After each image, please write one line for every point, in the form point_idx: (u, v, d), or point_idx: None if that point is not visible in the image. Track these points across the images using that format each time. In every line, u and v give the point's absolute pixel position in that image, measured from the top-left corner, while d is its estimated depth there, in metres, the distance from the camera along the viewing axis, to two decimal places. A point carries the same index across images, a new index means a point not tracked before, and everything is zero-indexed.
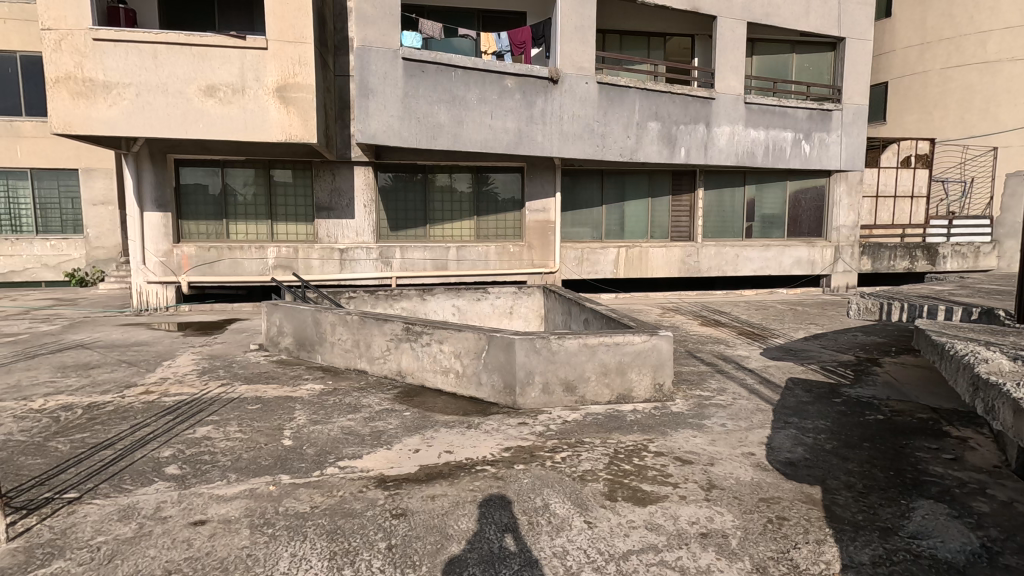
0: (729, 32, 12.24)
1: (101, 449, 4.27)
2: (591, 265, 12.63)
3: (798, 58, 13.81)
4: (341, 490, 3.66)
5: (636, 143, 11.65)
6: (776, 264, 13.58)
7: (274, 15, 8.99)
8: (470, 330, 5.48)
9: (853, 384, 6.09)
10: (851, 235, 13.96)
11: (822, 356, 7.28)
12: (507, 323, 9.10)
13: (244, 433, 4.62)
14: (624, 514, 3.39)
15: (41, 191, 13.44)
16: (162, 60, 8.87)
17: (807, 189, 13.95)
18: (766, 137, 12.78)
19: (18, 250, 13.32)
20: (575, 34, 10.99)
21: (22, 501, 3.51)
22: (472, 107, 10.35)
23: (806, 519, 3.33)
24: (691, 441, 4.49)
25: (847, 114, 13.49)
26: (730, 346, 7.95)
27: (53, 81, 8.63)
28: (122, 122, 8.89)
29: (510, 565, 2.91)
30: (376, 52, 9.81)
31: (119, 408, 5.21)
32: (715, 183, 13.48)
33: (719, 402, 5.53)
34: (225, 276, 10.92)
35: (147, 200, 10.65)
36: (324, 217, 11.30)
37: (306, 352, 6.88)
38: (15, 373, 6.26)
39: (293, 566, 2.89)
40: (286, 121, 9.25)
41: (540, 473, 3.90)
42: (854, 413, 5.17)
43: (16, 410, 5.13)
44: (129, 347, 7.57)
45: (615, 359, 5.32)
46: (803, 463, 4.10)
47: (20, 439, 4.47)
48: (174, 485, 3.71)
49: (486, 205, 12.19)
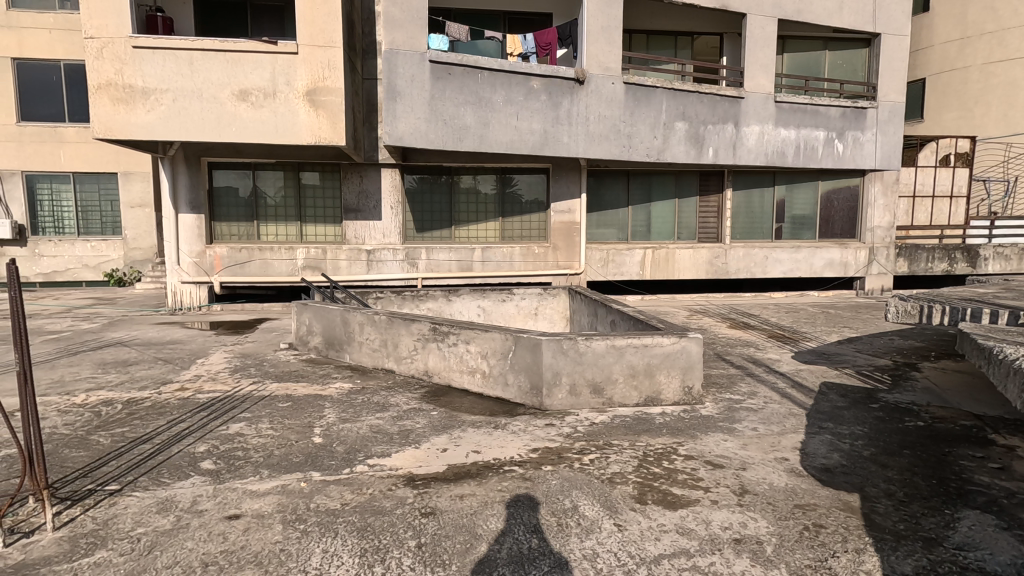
0: (758, 29, 12.04)
1: (140, 444, 4.40)
2: (617, 266, 12.55)
3: (831, 55, 13.50)
4: (370, 487, 3.70)
5: (663, 143, 11.52)
6: (807, 265, 13.26)
7: (304, 21, 9.19)
8: (497, 330, 5.49)
9: (890, 389, 5.89)
10: (886, 236, 13.58)
11: (857, 361, 7.07)
12: (533, 324, 9.05)
13: (275, 430, 4.70)
14: (655, 517, 3.34)
15: (82, 194, 13.94)
16: (197, 66, 9.10)
17: (840, 189, 13.59)
18: (797, 137, 12.52)
19: (61, 251, 13.84)
20: (602, 34, 10.93)
21: (67, 491, 3.63)
22: (498, 108, 10.38)
23: (844, 527, 3.23)
24: (723, 445, 4.42)
25: (883, 111, 13.09)
26: (760, 349, 7.79)
27: (95, 88, 8.92)
28: (159, 126, 9.16)
29: (540, 566, 2.90)
30: (403, 55, 9.94)
31: (157, 404, 5.36)
32: (743, 183, 13.25)
33: (751, 406, 5.41)
34: (256, 277, 11.16)
35: (182, 202, 10.95)
36: (352, 218, 11.47)
37: (335, 351, 6.97)
38: (59, 369, 6.48)
39: (325, 561, 2.93)
40: (315, 123, 9.41)
41: (569, 474, 3.88)
42: (892, 419, 5.01)
43: (60, 404, 5.32)
44: (164, 346, 7.75)
45: (644, 360, 5.26)
46: (839, 470, 3.99)
47: (65, 432, 4.63)
48: (209, 480, 3.79)
49: (511, 206, 12.20)
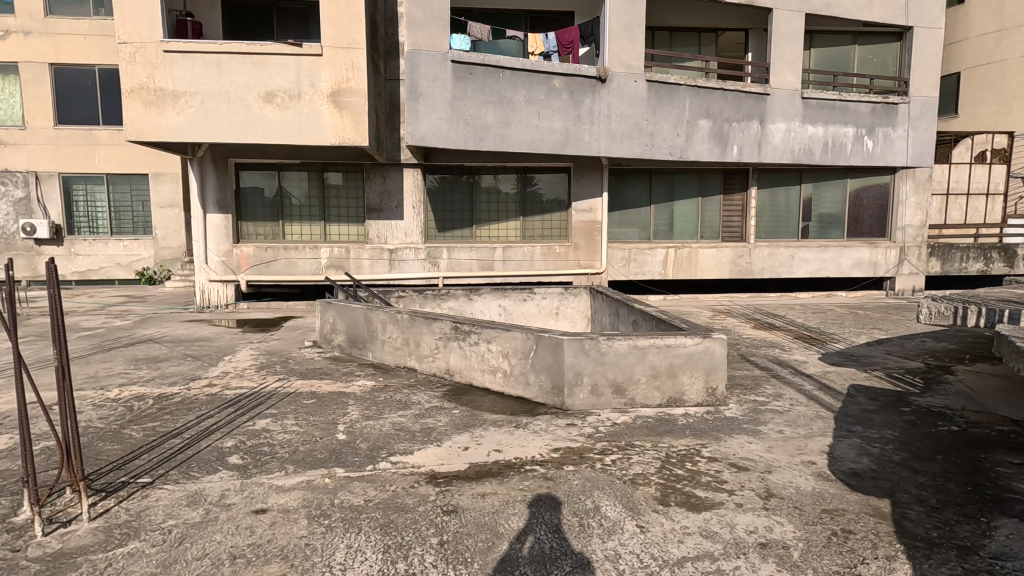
0: (785, 24, 11.80)
1: (171, 438, 4.51)
2: (639, 266, 12.46)
3: (861, 49, 13.17)
4: (393, 484, 3.74)
5: (686, 141, 11.38)
6: (835, 265, 12.96)
7: (328, 23, 9.32)
8: (518, 330, 5.50)
9: (922, 393, 5.73)
10: (918, 235, 13.20)
11: (887, 363, 6.90)
12: (554, 323, 9.03)
13: (301, 427, 4.78)
14: (678, 520, 3.31)
15: (115, 195, 14.34)
16: (225, 68, 9.29)
17: (870, 187, 13.28)
18: (824, 134, 12.25)
19: (95, 250, 14.26)
20: (624, 32, 10.85)
21: (102, 483, 3.75)
22: (519, 107, 10.37)
23: (874, 534, 3.16)
24: (747, 447, 4.35)
25: (915, 107, 12.72)
26: (786, 350, 7.66)
27: (128, 91, 9.18)
28: (188, 128, 9.38)
29: (562, 566, 2.89)
30: (425, 55, 10.00)
31: (186, 399, 5.50)
32: (769, 181, 13.02)
33: (776, 408, 5.32)
34: (282, 276, 11.36)
35: (210, 202, 11.17)
36: (375, 218, 11.60)
37: (358, 349, 7.06)
38: (93, 365, 6.68)
39: (349, 557, 2.97)
40: (338, 124, 9.54)
41: (590, 474, 3.86)
42: (924, 423, 4.87)
43: (94, 398, 5.49)
44: (193, 342, 7.95)
45: (666, 361, 5.21)
46: (868, 475, 3.89)
47: (100, 425, 4.78)
48: (237, 474, 3.88)
49: (532, 206, 12.19)
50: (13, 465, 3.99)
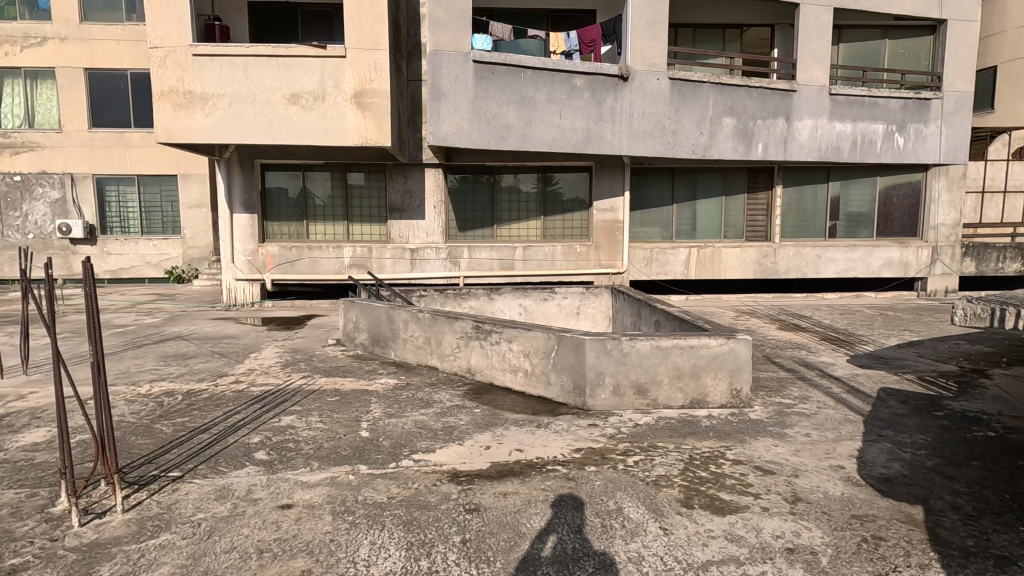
0: (813, 19, 11.57)
1: (199, 433, 4.61)
2: (660, 266, 12.34)
3: (892, 44, 12.82)
4: (416, 482, 3.76)
5: (709, 140, 11.22)
6: (863, 265, 12.66)
7: (352, 25, 9.43)
8: (540, 330, 5.49)
9: (956, 397, 5.56)
10: (951, 234, 12.81)
11: (919, 366, 6.70)
12: (575, 323, 9.00)
13: (324, 424, 4.84)
14: (702, 522, 3.26)
15: (146, 195, 14.72)
16: (251, 71, 9.46)
17: (900, 185, 12.95)
18: (853, 130, 11.97)
19: (127, 249, 14.67)
20: (647, 30, 10.76)
21: (135, 476, 3.85)
22: (541, 107, 10.36)
23: (906, 541, 3.07)
24: (773, 450, 4.27)
25: (949, 102, 12.35)
26: (813, 352, 7.50)
27: (159, 95, 9.41)
28: (216, 130, 9.56)
29: (585, 567, 2.88)
30: (447, 56, 10.06)
31: (214, 396, 5.62)
32: (795, 180, 12.77)
33: (802, 411, 5.21)
34: (306, 275, 11.53)
35: (236, 202, 11.40)
36: (397, 218, 11.71)
37: (380, 348, 7.13)
38: (125, 361, 6.87)
39: (372, 553, 3.00)
40: (362, 125, 9.64)
41: (613, 475, 3.83)
42: (959, 428, 4.72)
43: (127, 393, 5.65)
44: (220, 340, 8.12)
45: (690, 362, 5.15)
46: (900, 481, 3.79)
47: (132, 420, 4.92)
48: (263, 470, 3.95)
49: (553, 205, 12.16)
50: (51, 458, 4.12)
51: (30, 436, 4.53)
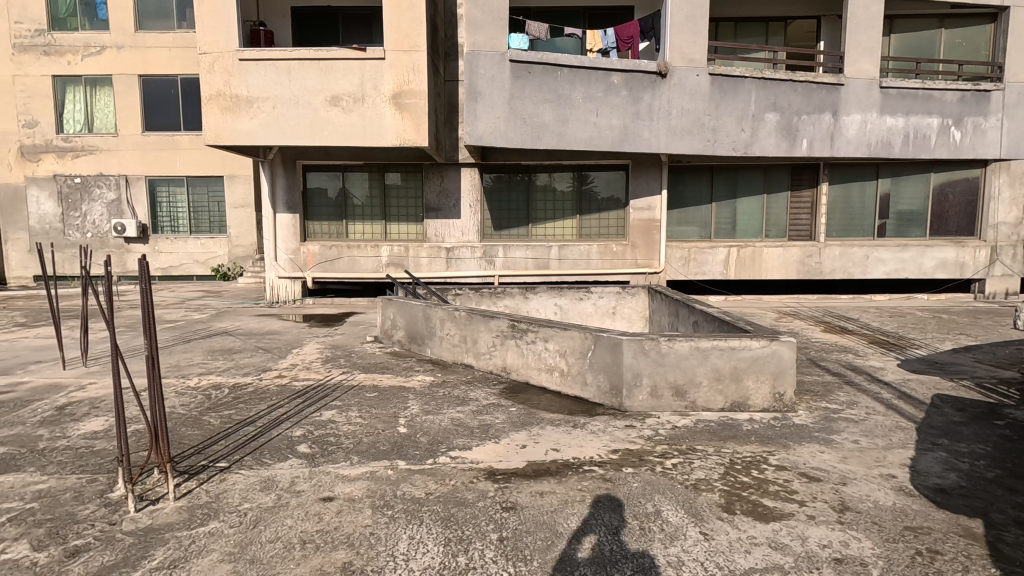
0: (861, 9, 11.14)
1: (244, 426, 4.76)
2: (698, 266, 12.10)
3: (948, 33, 12.19)
4: (453, 479, 3.79)
5: (750, 136, 10.93)
6: (915, 266, 12.10)
7: (391, 27, 9.58)
8: (576, 330, 5.47)
9: (1018, 405, 5.25)
10: (1013, 233, 12.11)
11: (977, 372, 6.34)
12: (611, 323, 8.91)
13: (364, 419, 4.94)
14: (744, 529, 3.18)
15: (194, 196, 15.32)
16: (294, 74, 9.72)
17: (955, 181, 12.33)
18: (905, 125, 11.46)
19: (176, 248, 15.30)
20: (687, 25, 10.55)
21: (186, 465, 4.01)
22: (577, 106, 10.29)
23: (965, 556, 2.92)
24: (819, 457, 4.12)
25: (1011, 93, 11.67)
26: (860, 356, 7.21)
27: (207, 99, 9.77)
28: (260, 131, 9.85)
29: (623, 569, 2.85)
30: (484, 56, 10.11)
31: (258, 389, 5.81)
32: (842, 177, 12.31)
33: (850, 416, 5.02)
34: (344, 273, 11.77)
35: (280, 202, 11.74)
36: (433, 217, 11.82)
37: (417, 345, 7.21)
38: (176, 355, 7.17)
39: (411, 548, 3.04)
40: (400, 125, 9.78)
41: (650, 478, 3.77)
42: (1021, 439, 4.45)
43: (178, 386, 5.90)
44: (263, 336, 8.38)
45: (730, 363, 5.02)
46: (957, 492, 3.60)
47: (182, 412, 5.12)
48: (306, 463, 4.05)
49: (589, 204, 12.07)
50: (109, 446, 4.33)
51: (89, 425, 4.77)
